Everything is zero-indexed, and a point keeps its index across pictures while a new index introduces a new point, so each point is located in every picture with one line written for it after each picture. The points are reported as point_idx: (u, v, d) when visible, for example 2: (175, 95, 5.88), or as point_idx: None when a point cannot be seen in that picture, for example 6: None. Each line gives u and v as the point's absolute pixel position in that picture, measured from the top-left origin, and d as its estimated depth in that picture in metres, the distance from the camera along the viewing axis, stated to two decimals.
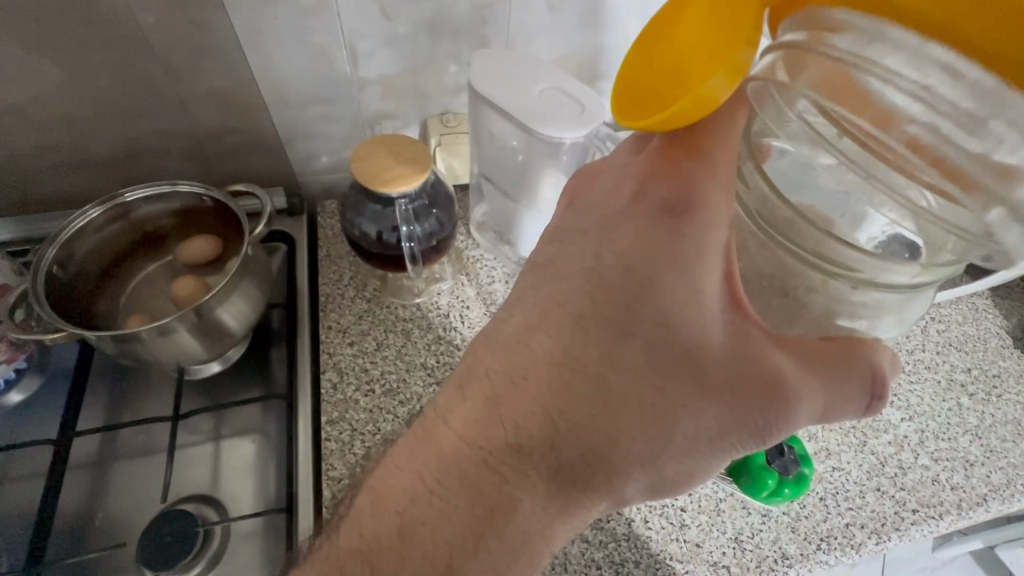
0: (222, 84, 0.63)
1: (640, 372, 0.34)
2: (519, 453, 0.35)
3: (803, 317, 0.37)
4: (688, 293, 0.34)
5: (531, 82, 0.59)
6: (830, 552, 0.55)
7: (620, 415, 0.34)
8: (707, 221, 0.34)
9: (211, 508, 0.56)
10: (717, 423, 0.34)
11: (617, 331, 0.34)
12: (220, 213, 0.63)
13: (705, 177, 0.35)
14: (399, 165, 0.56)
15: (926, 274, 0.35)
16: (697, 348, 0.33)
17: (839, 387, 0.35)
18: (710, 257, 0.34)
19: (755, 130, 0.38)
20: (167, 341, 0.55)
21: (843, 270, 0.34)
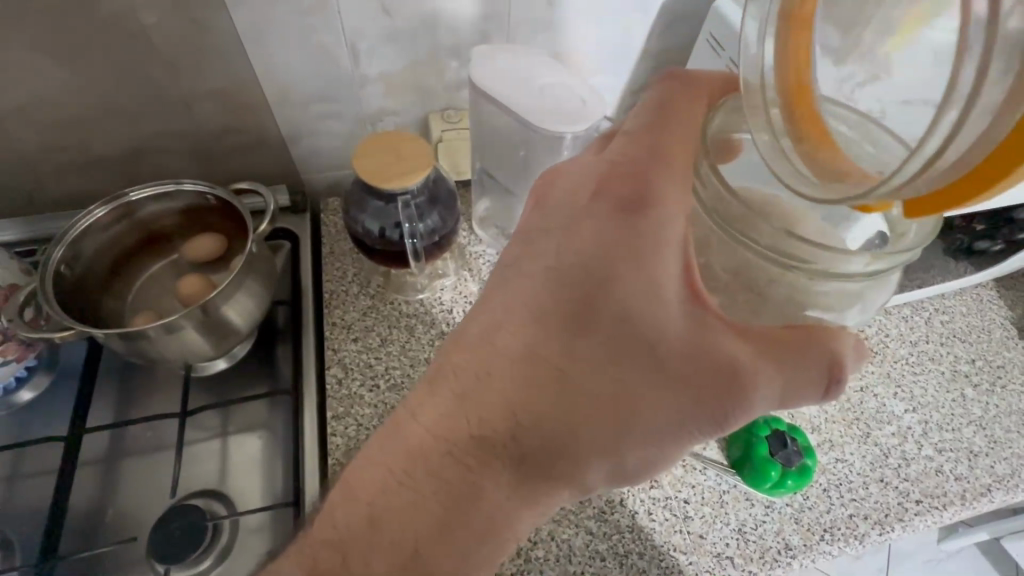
0: (226, 84, 0.64)
1: (599, 366, 0.34)
2: (485, 445, 0.35)
3: (766, 310, 0.36)
4: (645, 288, 0.34)
5: (531, 77, 0.59)
6: (833, 543, 0.55)
7: (593, 408, 0.34)
8: (666, 217, 0.34)
9: (219, 503, 0.57)
10: (676, 414, 0.34)
11: (593, 325, 0.34)
12: (224, 211, 0.64)
13: (664, 178, 0.35)
14: (404, 163, 0.56)
15: (883, 262, 0.32)
16: (659, 339, 0.33)
17: (800, 372, 0.35)
18: (671, 248, 0.34)
19: (715, 128, 0.38)
20: (174, 338, 0.55)
21: (802, 261, 0.32)
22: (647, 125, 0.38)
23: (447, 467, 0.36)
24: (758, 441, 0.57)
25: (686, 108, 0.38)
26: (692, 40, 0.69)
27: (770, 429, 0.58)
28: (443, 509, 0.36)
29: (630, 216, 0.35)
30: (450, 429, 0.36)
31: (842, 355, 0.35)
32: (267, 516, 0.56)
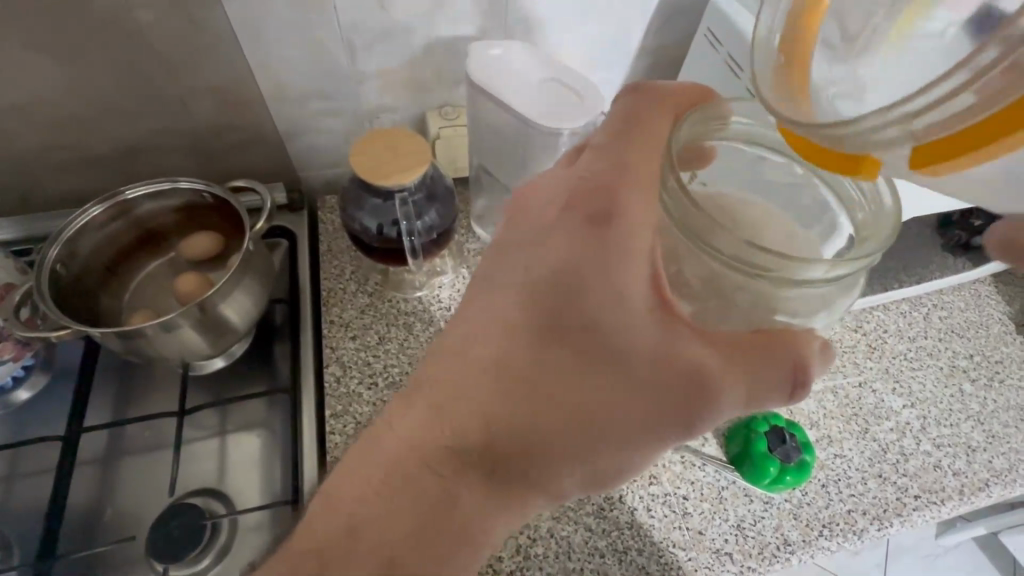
0: (223, 82, 0.64)
1: (570, 374, 0.34)
2: (458, 456, 0.35)
3: (735, 311, 0.36)
4: (612, 296, 0.33)
5: (529, 74, 0.59)
6: (832, 538, 0.55)
7: (563, 419, 0.34)
8: (632, 229, 0.34)
9: (218, 502, 0.57)
10: (644, 419, 0.34)
11: (571, 333, 0.34)
12: (221, 209, 0.63)
13: (625, 186, 0.34)
14: (401, 160, 0.56)
15: (842, 268, 0.32)
16: (629, 344, 0.33)
17: (762, 376, 0.34)
18: (638, 256, 0.33)
19: (685, 135, 0.36)
20: (171, 337, 0.55)
21: (765, 270, 0.32)
22: (614, 132, 0.36)
23: (425, 478, 0.36)
24: (757, 436, 0.57)
25: (653, 116, 0.37)
26: (690, 34, 0.69)
27: (770, 426, 0.58)
28: (423, 516, 0.35)
29: (599, 224, 0.34)
30: (425, 441, 0.36)
31: (808, 358, 0.35)
32: (266, 515, 0.56)
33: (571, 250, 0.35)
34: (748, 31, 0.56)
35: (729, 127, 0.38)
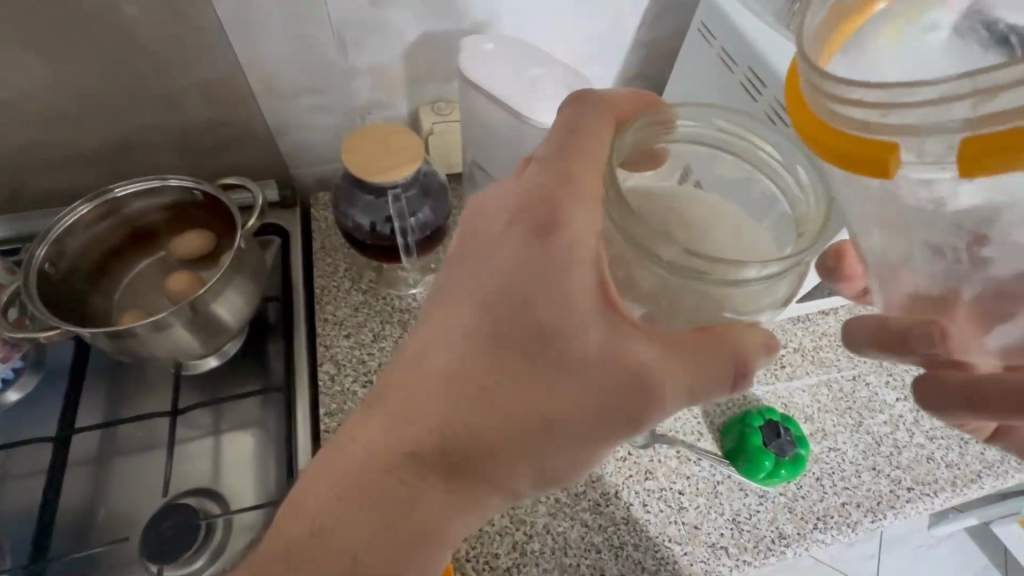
0: (212, 76, 0.63)
1: (517, 380, 0.33)
2: (415, 461, 0.35)
3: (682, 309, 0.34)
4: (555, 301, 0.32)
5: (524, 69, 0.58)
6: (827, 531, 0.56)
7: (515, 425, 0.33)
8: (576, 237, 0.33)
9: (212, 502, 0.57)
10: (590, 422, 0.33)
11: (531, 345, 0.33)
12: (211, 207, 0.62)
13: (568, 196, 0.34)
14: (393, 156, 0.55)
15: (779, 265, 0.30)
16: (572, 349, 0.32)
17: (708, 371, 0.33)
18: (580, 262, 0.33)
19: (631, 138, 0.35)
20: (162, 337, 0.55)
21: (702, 273, 0.30)
22: (556, 142, 0.36)
23: (381, 486, 0.35)
24: (752, 431, 0.57)
25: (597, 125, 0.36)
26: (682, 28, 0.69)
27: (764, 420, 0.59)
28: (387, 517, 0.35)
29: (541, 235, 0.33)
30: (384, 448, 0.35)
31: (754, 358, 0.34)
32: (261, 515, 0.55)
33: (519, 257, 0.34)
34: (740, 25, 0.56)
35: (676, 131, 0.37)
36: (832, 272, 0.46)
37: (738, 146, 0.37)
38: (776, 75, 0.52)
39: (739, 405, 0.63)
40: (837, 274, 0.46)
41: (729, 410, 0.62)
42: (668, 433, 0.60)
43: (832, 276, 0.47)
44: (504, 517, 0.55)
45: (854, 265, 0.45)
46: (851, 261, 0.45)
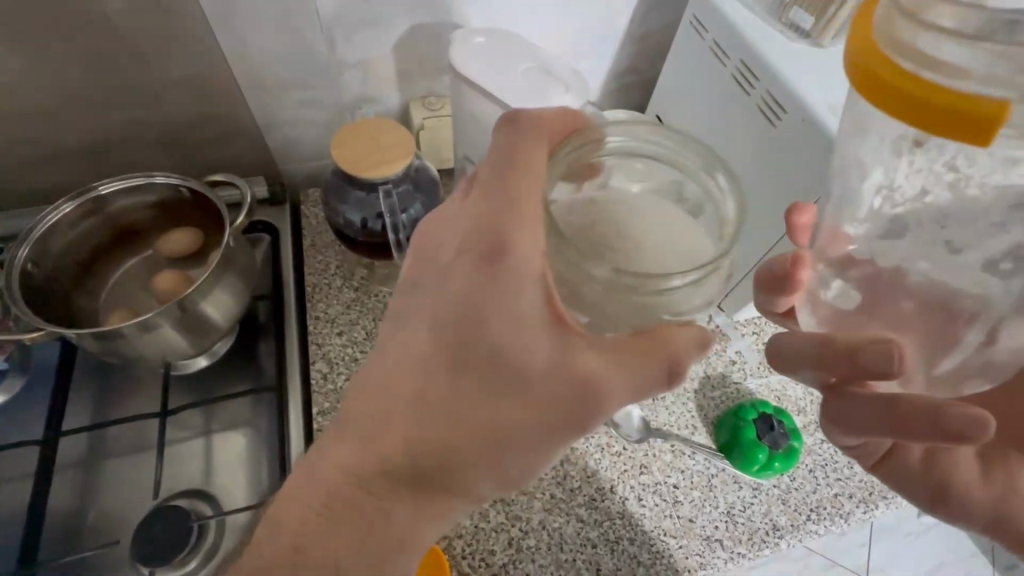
0: (198, 71, 0.61)
1: (472, 399, 0.33)
2: (378, 480, 0.34)
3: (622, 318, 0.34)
4: (506, 319, 0.32)
5: (515, 62, 0.57)
6: (820, 522, 0.56)
7: (467, 445, 0.33)
8: (523, 257, 0.32)
9: (205, 503, 0.56)
10: (543, 435, 0.33)
11: (484, 363, 0.32)
12: (199, 205, 0.61)
13: (512, 218, 0.33)
14: (385, 152, 0.55)
15: (700, 272, 0.30)
16: (523, 365, 0.32)
17: (647, 379, 0.33)
18: (528, 280, 0.32)
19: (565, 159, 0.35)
20: (151, 337, 0.54)
21: (629, 286, 0.30)
22: (493, 164, 0.35)
23: (346, 505, 0.35)
24: (746, 425, 0.58)
25: (530, 143, 0.35)
26: (674, 21, 0.69)
27: (757, 413, 0.59)
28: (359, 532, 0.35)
29: (488, 259, 0.33)
30: (347, 469, 0.34)
31: (686, 358, 0.33)
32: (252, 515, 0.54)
33: (469, 278, 0.33)
34: (732, 17, 0.56)
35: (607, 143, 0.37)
36: (778, 282, 0.39)
37: (670, 158, 0.37)
38: (768, 68, 0.52)
39: (733, 398, 0.63)
40: (783, 284, 0.39)
41: (722, 403, 0.62)
42: (662, 427, 0.60)
43: (779, 290, 0.40)
44: (498, 514, 0.55)
45: (806, 278, 0.38)
46: (803, 274, 0.38)
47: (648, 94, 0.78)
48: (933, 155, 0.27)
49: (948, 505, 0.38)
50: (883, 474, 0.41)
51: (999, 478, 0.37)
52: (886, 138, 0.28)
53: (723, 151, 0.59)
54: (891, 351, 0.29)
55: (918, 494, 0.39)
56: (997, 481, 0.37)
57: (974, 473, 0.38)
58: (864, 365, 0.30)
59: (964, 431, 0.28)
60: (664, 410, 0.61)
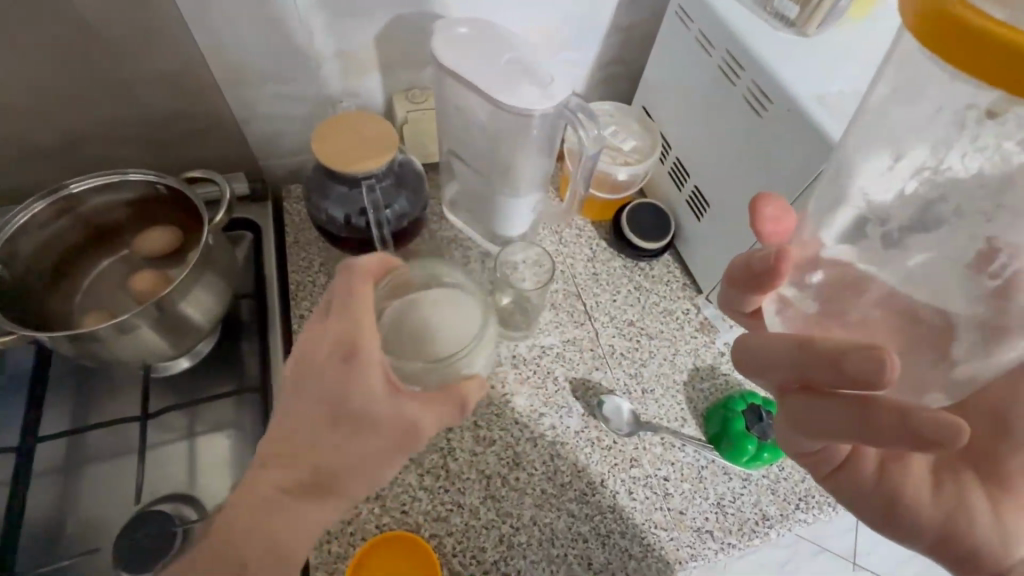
0: (173, 66, 0.59)
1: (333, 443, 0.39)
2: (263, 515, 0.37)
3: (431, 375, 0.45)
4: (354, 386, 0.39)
5: (500, 51, 0.56)
6: (808, 510, 0.57)
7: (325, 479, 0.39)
8: (363, 342, 0.40)
9: (189, 507, 0.55)
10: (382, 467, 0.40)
11: (337, 413, 0.39)
12: (177, 202, 0.60)
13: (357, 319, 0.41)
14: (367, 146, 0.54)
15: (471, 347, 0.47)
16: (369, 414, 0.39)
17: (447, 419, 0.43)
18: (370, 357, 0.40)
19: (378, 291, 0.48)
20: (130, 339, 0.52)
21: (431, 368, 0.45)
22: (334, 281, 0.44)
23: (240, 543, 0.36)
24: (735, 416, 0.58)
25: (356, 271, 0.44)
26: (659, 11, 0.68)
27: (746, 404, 0.59)
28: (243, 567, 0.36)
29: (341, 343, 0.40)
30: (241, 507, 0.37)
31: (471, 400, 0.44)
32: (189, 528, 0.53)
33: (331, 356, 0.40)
34: (719, 7, 0.55)
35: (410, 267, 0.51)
36: (755, 279, 0.35)
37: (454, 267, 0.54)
38: (754, 58, 0.52)
39: (721, 390, 0.63)
40: (762, 280, 0.35)
41: (711, 394, 0.63)
42: (653, 420, 0.60)
43: (755, 287, 0.36)
44: (489, 511, 0.55)
45: (784, 280, 0.35)
46: (784, 269, 0.34)
47: (635, 84, 0.78)
48: (1005, 130, 0.25)
49: (897, 523, 0.35)
50: (833, 485, 0.36)
51: (950, 491, 0.34)
52: (950, 108, 0.26)
53: (709, 141, 0.59)
54: (882, 358, 0.26)
55: (866, 508, 0.36)
56: (948, 497, 0.34)
57: (925, 484, 0.35)
58: (851, 370, 0.27)
59: (932, 436, 0.25)
60: (653, 403, 0.61)
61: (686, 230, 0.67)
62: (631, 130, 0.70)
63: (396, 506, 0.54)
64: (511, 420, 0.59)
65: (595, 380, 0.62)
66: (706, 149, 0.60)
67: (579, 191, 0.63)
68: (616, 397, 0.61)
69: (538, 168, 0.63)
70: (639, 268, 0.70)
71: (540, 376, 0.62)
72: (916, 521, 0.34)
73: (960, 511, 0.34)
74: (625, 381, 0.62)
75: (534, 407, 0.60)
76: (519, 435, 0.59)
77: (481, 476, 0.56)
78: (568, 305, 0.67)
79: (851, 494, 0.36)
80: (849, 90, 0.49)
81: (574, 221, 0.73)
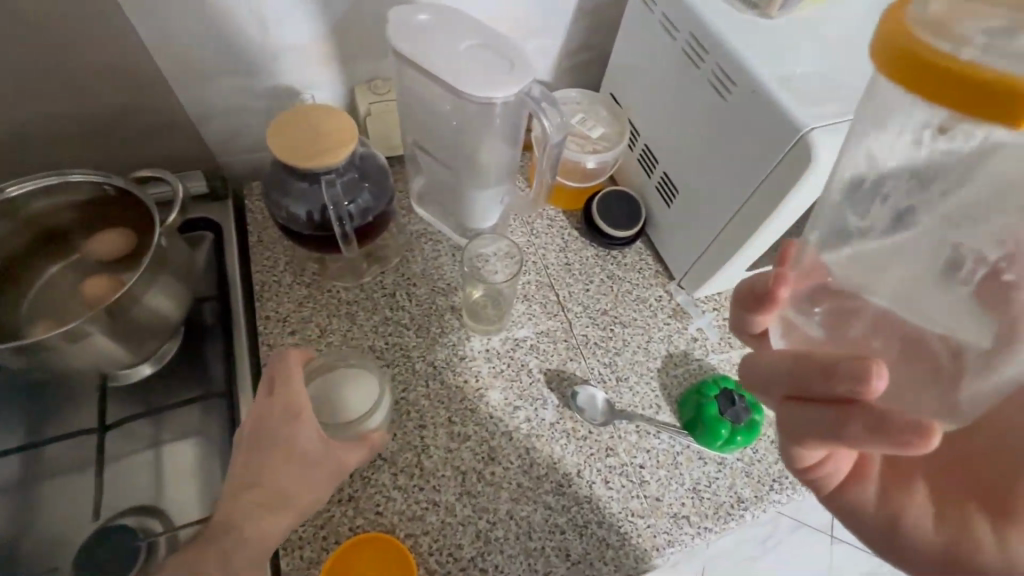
0: (117, 62, 0.56)
1: (288, 473, 0.45)
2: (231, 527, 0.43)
3: (347, 431, 0.51)
4: (291, 441, 0.46)
5: (459, 38, 0.54)
6: (782, 491, 0.58)
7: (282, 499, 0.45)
8: (297, 404, 0.47)
9: (153, 519, 0.53)
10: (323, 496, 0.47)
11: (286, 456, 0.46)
12: (127, 203, 0.57)
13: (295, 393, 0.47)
14: (323, 140, 0.52)
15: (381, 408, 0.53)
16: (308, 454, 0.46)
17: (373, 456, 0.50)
18: (306, 422, 0.47)
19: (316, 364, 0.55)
20: (81, 348, 0.50)
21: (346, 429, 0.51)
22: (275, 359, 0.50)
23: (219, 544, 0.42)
24: (708, 401, 0.58)
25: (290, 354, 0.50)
26: None
27: (719, 389, 0.59)
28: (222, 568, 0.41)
29: (284, 405, 0.47)
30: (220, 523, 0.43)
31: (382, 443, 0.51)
32: (202, 526, 0.51)
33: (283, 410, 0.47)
34: None
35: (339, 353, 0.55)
36: (757, 299, 0.36)
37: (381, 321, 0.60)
38: (718, 41, 0.51)
39: (695, 375, 0.63)
40: (762, 302, 0.35)
41: (685, 380, 0.63)
42: (627, 408, 0.60)
43: (758, 309, 0.36)
44: (464, 507, 0.54)
45: (783, 296, 0.35)
46: (783, 292, 0.35)
47: (601, 69, 0.77)
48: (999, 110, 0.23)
49: (896, 544, 0.34)
50: (835, 506, 0.36)
51: (950, 516, 0.33)
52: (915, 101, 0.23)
53: (676, 126, 0.59)
54: (869, 365, 0.26)
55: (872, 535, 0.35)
56: (954, 521, 0.33)
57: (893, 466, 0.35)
58: (840, 376, 0.27)
59: (909, 438, 0.26)
60: (628, 391, 0.61)
61: (656, 217, 0.67)
62: (599, 118, 0.69)
63: (369, 508, 0.53)
64: (485, 415, 0.59)
65: (569, 371, 0.62)
66: (673, 134, 0.60)
67: (546, 178, 0.62)
68: (590, 386, 0.60)
69: (501, 154, 0.61)
70: (611, 256, 0.70)
71: (514, 369, 0.62)
72: (914, 543, 0.33)
73: (963, 538, 0.32)
74: (599, 371, 0.62)
75: (508, 401, 0.60)
76: (494, 429, 0.58)
77: (456, 473, 0.56)
78: (540, 295, 0.67)
79: (851, 513, 0.35)
80: (812, 71, 0.49)
81: (544, 211, 0.73)
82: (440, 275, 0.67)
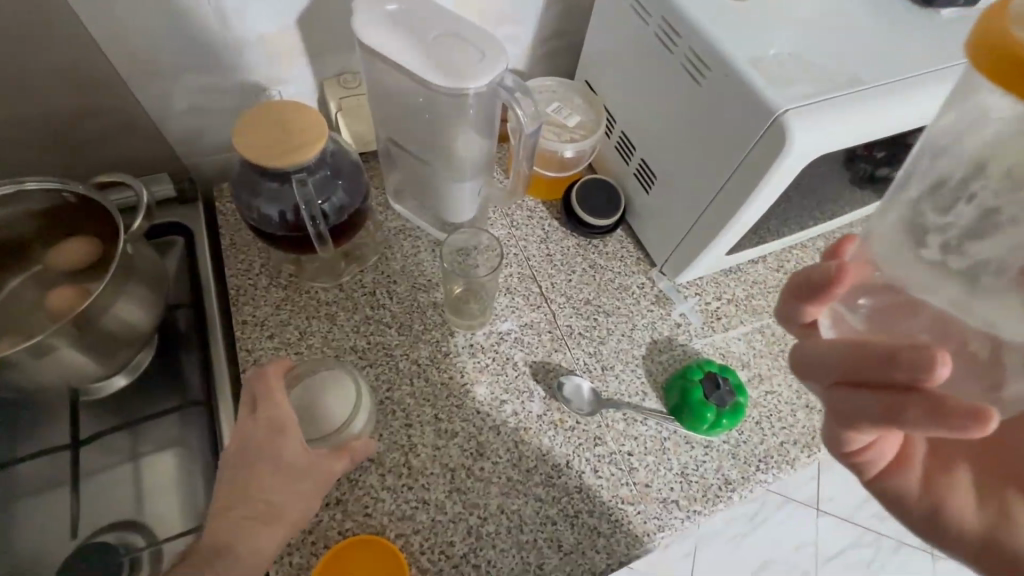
0: (72, 62, 0.54)
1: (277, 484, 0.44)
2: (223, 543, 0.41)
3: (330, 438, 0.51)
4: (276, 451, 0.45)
5: (429, 28, 0.52)
6: (768, 471, 0.59)
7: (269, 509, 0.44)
8: (279, 416, 0.47)
9: (135, 534, 0.52)
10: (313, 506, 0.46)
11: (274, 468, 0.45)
12: (88, 210, 0.55)
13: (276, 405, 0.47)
14: (292, 139, 0.50)
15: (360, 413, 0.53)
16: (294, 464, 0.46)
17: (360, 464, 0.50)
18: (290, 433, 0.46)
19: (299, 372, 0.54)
20: (49, 362, 0.48)
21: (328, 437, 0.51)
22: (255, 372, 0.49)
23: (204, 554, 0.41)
24: (693, 386, 0.58)
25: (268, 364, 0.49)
26: None
27: (704, 372, 0.60)
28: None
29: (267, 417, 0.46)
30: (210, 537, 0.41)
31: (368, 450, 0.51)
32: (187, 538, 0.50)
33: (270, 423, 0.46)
34: None
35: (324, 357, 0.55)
36: (813, 292, 0.34)
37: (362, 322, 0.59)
38: (691, 25, 0.50)
39: (680, 360, 0.63)
40: (818, 295, 0.34)
41: (670, 366, 0.63)
42: (614, 396, 0.60)
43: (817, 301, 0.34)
44: (455, 504, 0.54)
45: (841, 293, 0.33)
46: (840, 290, 0.33)
47: (574, 57, 0.76)
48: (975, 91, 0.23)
49: (939, 530, 0.36)
50: (879, 491, 0.37)
51: (992, 506, 0.36)
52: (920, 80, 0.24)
53: (652, 111, 0.58)
54: (933, 353, 0.26)
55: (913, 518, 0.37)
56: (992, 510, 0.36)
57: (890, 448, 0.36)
58: (902, 362, 0.28)
59: (964, 422, 0.27)
60: (614, 379, 0.61)
61: (635, 203, 0.67)
62: (574, 106, 0.68)
63: (359, 510, 0.53)
64: (471, 410, 0.58)
65: (554, 362, 0.62)
66: (648, 120, 0.59)
67: (522, 169, 0.62)
68: (576, 377, 0.60)
69: (476, 145, 0.60)
70: (593, 245, 0.69)
71: (499, 364, 0.61)
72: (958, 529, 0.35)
73: (1002, 526, 0.35)
74: (584, 361, 0.62)
75: (495, 395, 0.59)
76: (482, 424, 0.58)
77: (445, 470, 0.55)
78: (523, 287, 0.66)
79: (895, 499, 0.37)
80: (785, 52, 0.49)
81: (523, 203, 0.72)
82: (421, 271, 0.66)
